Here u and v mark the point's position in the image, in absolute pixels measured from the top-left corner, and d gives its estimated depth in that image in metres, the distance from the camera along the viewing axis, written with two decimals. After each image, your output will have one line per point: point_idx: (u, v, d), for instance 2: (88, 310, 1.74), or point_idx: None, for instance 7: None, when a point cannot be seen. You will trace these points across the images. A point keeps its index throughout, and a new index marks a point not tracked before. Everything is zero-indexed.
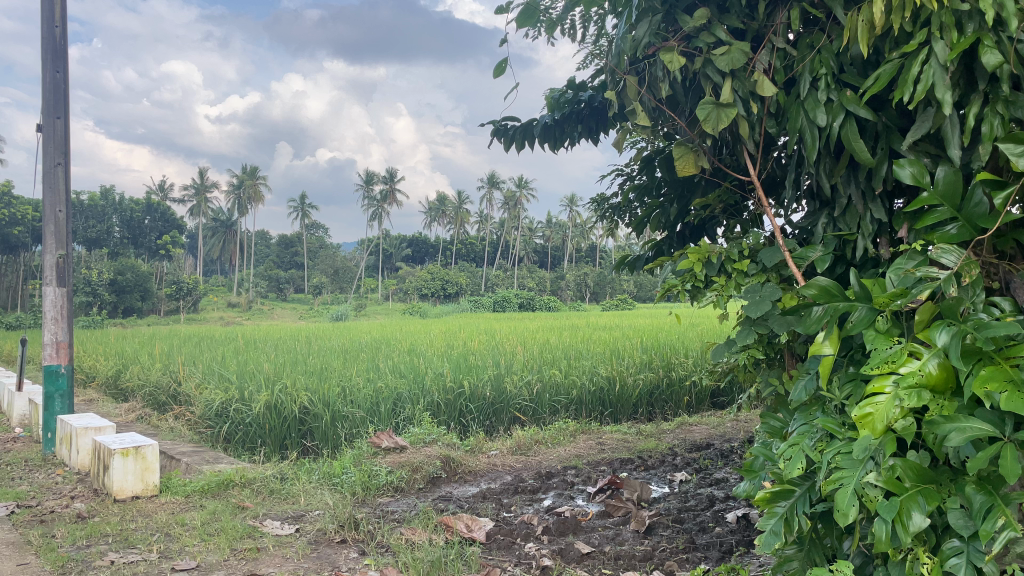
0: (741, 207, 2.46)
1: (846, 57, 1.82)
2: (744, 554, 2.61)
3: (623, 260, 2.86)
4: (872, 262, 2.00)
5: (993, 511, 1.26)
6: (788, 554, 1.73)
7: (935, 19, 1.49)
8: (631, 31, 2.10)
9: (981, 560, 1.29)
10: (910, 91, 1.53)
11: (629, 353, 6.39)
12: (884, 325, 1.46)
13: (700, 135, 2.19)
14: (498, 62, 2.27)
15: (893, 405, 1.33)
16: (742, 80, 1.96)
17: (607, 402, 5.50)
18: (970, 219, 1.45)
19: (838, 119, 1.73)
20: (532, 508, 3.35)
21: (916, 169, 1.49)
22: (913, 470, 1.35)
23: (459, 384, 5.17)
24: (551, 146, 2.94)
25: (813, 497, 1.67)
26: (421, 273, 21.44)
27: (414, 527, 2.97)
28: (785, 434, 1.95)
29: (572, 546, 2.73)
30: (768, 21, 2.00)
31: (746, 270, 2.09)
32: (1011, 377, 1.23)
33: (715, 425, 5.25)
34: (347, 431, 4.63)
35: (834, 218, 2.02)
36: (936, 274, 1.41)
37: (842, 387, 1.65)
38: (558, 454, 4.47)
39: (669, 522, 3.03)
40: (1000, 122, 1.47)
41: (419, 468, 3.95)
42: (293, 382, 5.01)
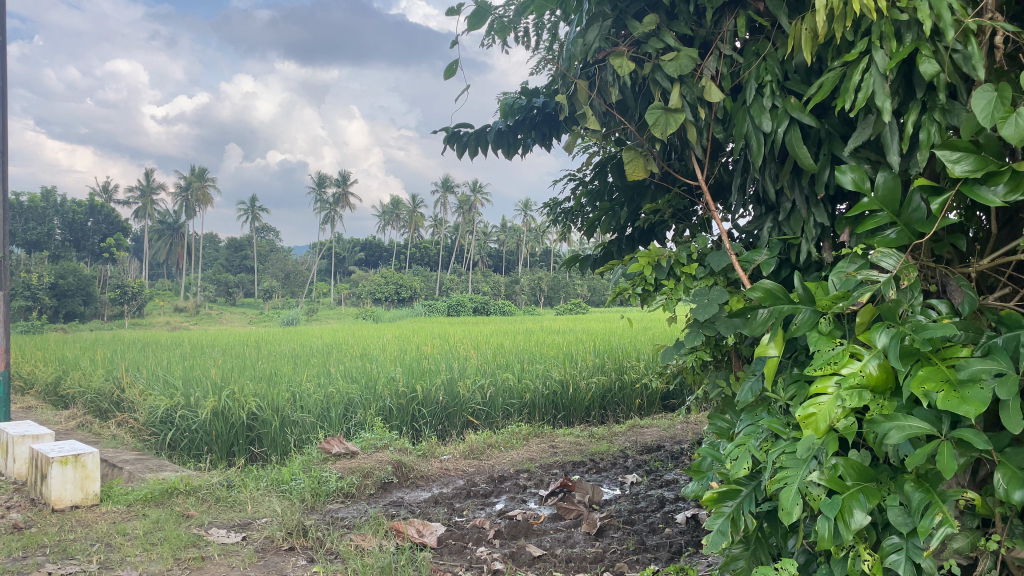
0: (691, 211, 2.50)
1: (790, 64, 1.86)
2: (693, 554, 2.65)
3: (573, 261, 2.89)
4: (816, 266, 2.04)
5: (930, 508, 1.29)
6: (734, 553, 1.76)
7: (875, 29, 1.53)
8: (582, 36, 2.12)
9: (920, 556, 1.32)
10: (851, 99, 1.57)
11: (582, 356, 6.42)
12: (826, 327, 1.50)
13: (649, 140, 2.22)
14: (448, 64, 2.27)
15: (835, 405, 1.36)
16: (690, 86, 1.99)
17: (560, 406, 5.51)
18: (909, 224, 1.49)
19: (783, 125, 1.77)
20: (484, 512, 3.34)
21: (857, 175, 1.52)
22: (855, 469, 1.38)
23: (411, 389, 5.14)
24: (503, 151, 2.94)
25: (759, 497, 1.70)
26: (374, 277, 21.25)
27: (365, 533, 2.94)
28: (731, 434, 1.98)
29: (523, 549, 2.73)
30: (716, 28, 2.03)
31: (695, 273, 2.12)
32: (948, 377, 1.27)
33: (666, 427, 5.31)
34: (297, 436, 4.58)
35: (779, 222, 2.06)
36: (876, 277, 1.45)
37: (787, 387, 1.69)
38: (511, 457, 4.47)
39: (619, 524, 3.05)
40: (937, 129, 1.52)
41: (370, 474, 3.92)
42: (242, 388, 4.92)
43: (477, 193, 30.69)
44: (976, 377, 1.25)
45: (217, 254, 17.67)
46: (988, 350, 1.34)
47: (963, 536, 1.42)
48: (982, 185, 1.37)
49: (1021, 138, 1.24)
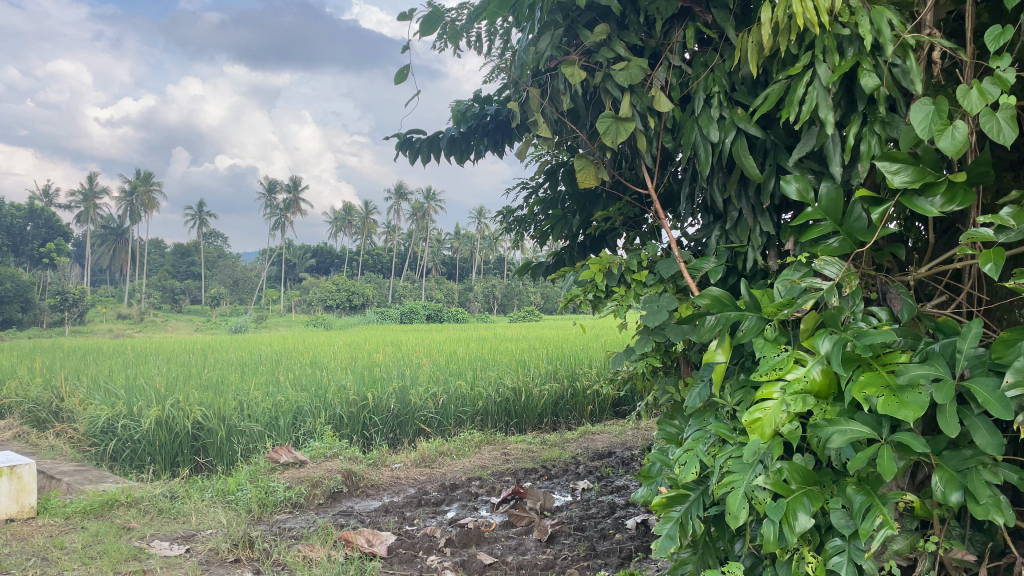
0: (641, 219, 2.52)
1: (737, 76, 1.90)
2: (643, 559, 2.66)
3: (526, 269, 2.90)
4: (762, 274, 2.08)
5: (871, 510, 1.32)
6: (683, 558, 1.78)
7: (819, 42, 1.57)
8: (533, 43, 2.13)
9: (861, 558, 1.35)
10: (795, 111, 1.61)
11: (535, 363, 6.44)
12: (771, 333, 1.53)
13: (600, 148, 2.24)
14: (399, 69, 2.26)
15: (781, 410, 1.39)
16: (640, 95, 2.02)
17: (513, 413, 5.51)
18: (851, 233, 1.53)
19: (730, 135, 1.80)
20: (435, 520, 3.32)
21: (801, 184, 1.55)
22: (799, 473, 1.40)
23: (363, 397, 5.09)
24: (456, 158, 2.93)
25: (707, 501, 1.72)
26: (326, 284, 20.98)
27: (313, 544, 2.90)
28: (680, 440, 2.01)
29: (474, 557, 2.72)
30: (665, 39, 2.06)
31: (645, 280, 2.15)
32: (887, 382, 1.30)
33: (617, 434, 5.34)
34: (244, 445, 4.49)
35: (726, 231, 2.10)
36: (820, 285, 1.48)
37: (734, 393, 1.71)
38: (462, 465, 4.45)
39: (571, 531, 3.06)
40: (877, 141, 1.56)
41: (319, 484, 3.87)
42: (187, 396, 4.80)
43: (430, 200, 30.60)
44: (914, 383, 1.28)
45: (163, 260, 17.26)
46: (925, 356, 1.38)
47: (902, 537, 1.46)
48: (920, 196, 1.41)
49: (957, 150, 1.28)
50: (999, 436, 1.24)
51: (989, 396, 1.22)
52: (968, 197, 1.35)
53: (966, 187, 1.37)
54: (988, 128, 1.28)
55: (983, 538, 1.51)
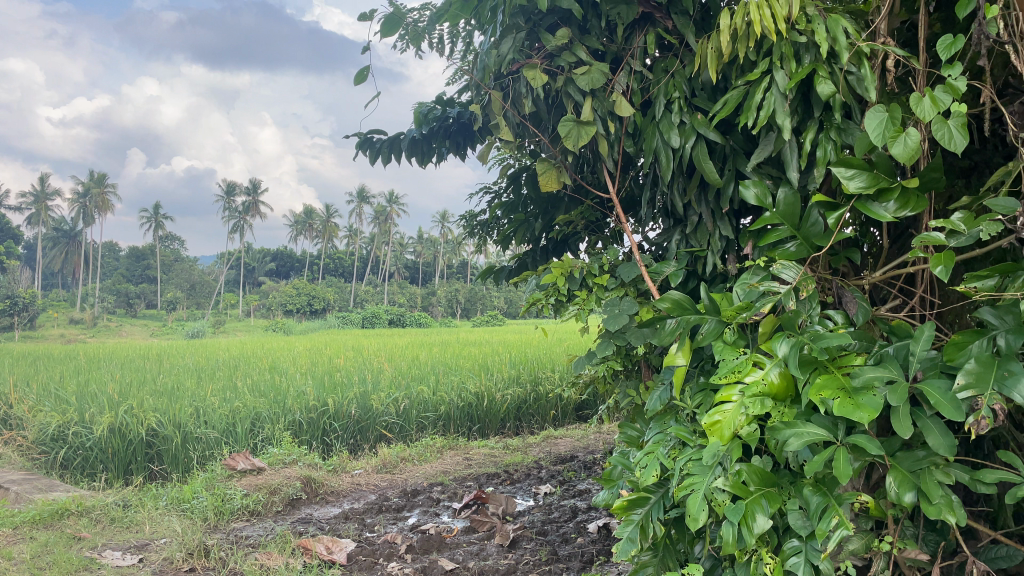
0: (603, 224, 2.54)
1: (697, 82, 1.92)
2: (604, 563, 2.67)
3: (488, 272, 2.89)
4: (721, 278, 2.10)
5: (828, 510, 1.34)
6: (644, 560, 1.79)
7: (776, 49, 1.59)
8: (495, 47, 2.13)
9: (818, 558, 1.37)
10: (753, 117, 1.63)
11: (498, 368, 6.43)
12: (730, 336, 1.55)
13: (562, 152, 2.25)
14: (359, 70, 2.24)
15: (739, 412, 1.39)
16: (602, 100, 2.04)
17: (475, 418, 5.49)
18: (807, 238, 1.55)
19: (690, 140, 1.82)
20: (396, 526, 3.29)
21: (760, 189, 1.57)
22: (757, 475, 1.42)
23: (323, 402, 5.04)
24: (417, 160, 2.91)
25: (667, 503, 1.74)
26: (286, 288, 20.72)
27: (271, 552, 2.85)
28: (640, 443, 2.03)
29: (435, 563, 2.69)
30: (626, 44, 2.07)
31: (606, 284, 2.16)
32: (843, 386, 1.32)
33: (579, 438, 5.35)
34: (200, 452, 4.45)
35: (686, 235, 2.12)
36: (777, 289, 1.50)
37: (694, 396, 1.73)
38: (424, 471, 4.42)
39: (533, 535, 3.06)
40: (833, 147, 1.59)
41: (278, 491, 3.82)
42: (141, 403, 4.70)
43: (393, 204, 30.44)
44: (869, 385, 1.30)
45: None
46: (880, 358, 1.40)
47: (857, 537, 1.48)
48: (874, 201, 1.44)
49: (909, 157, 1.30)
50: (950, 437, 1.26)
51: (941, 398, 1.24)
52: (920, 202, 1.39)
53: (918, 193, 1.40)
54: (939, 135, 1.30)
55: (936, 537, 1.54)
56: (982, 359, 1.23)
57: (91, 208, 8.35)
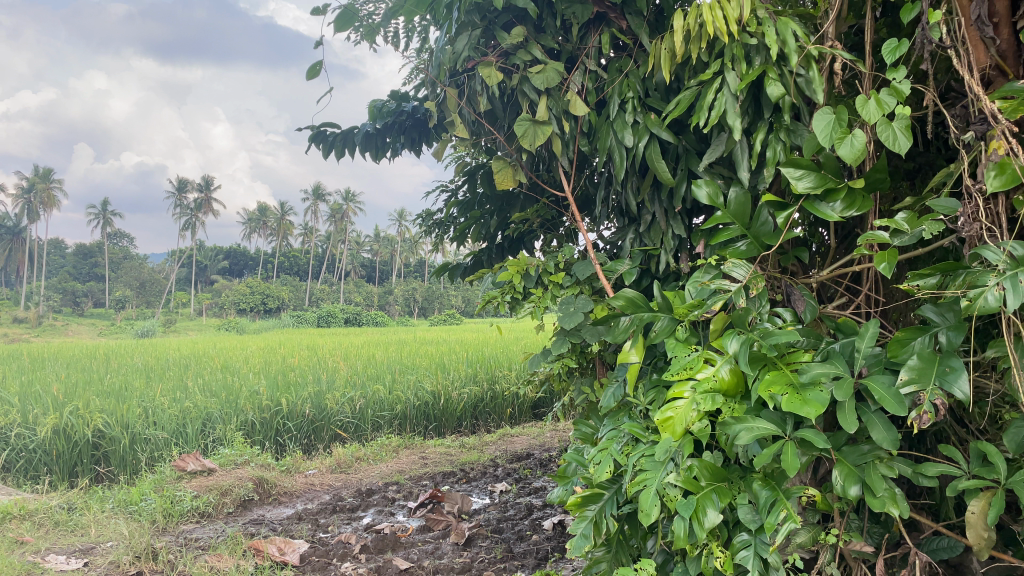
0: (558, 222, 2.56)
1: (651, 82, 1.93)
2: (559, 560, 2.69)
3: (443, 269, 2.86)
4: (674, 276, 2.13)
5: (776, 504, 1.36)
6: (597, 556, 1.80)
7: (728, 51, 1.61)
8: (450, 44, 2.12)
9: (767, 552, 1.39)
10: (705, 117, 1.65)
11: (455, 366, 6.42)
12: (683, 334, 1.57)
13: (518, 150, 2.25)
14: (311, 64, 2.21)
15: (691, 408, 1.41)
16: (557, 99, 2.05)
17: (431, 416, 5.45)
18: (757, 237, 1.58)
19: (643, 140, 1.83)
20: (351, 526, 3.26)
21: (711, 189, 1.58)
22: (708, 470, 1.44)
23: (276, 402, 4.98)
24: (371, 155, 2.89)
25: (620, 499, 1.75)
26: (239, 287, 20.39)
27: (221, 554, 2.80)
28: (594, 440, 2.05)
29: (389, 563, 2.68)
30: (581, 43, 2.08)
31: (562, 282, 2.17)
32: (791, 381, 1.35)
33: (536, 435, 5.37)
34: (148, 454, 4.37)
35: (640, 234, 2.14)
36: (728, 286, 1.52)
37: (647, 393, 1.75)
38: (379, 470, 4.39)
39: (488, 533, 3.06)
40: (782, 148, 1.62)
41: (229, 492, 3.75)
42: (87, 403, 4.59)
43: (349, 202, 30.18)
44: (816, 380, 1.33)
45: None
46: (827, 355, 1.43)
47: (805, 530, 1.51)
48: (822, 201, 1.47)
49: (855, 158, 1.33)
50: (894, 432, 1.29)
51: (885, 393, 1.27)
52: (866, 202, 1.42)
53: (864, 193, 1.43)
54: (884, 137, 1.33)
55: (880, 529, 1.58)
56: (924, 355, 1.26)
57: (36, 204, 8.06)
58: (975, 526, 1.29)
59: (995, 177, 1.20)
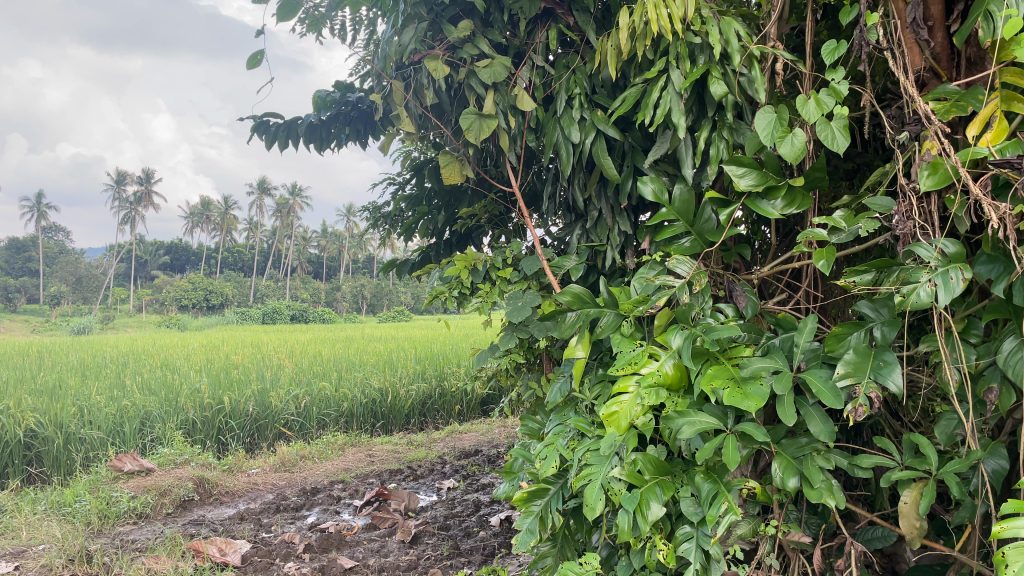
0: (507, 218, 2.57)
1: (598, 79, 1.94)
2: (505, 555, 2.69)
3: (390, 265, 2.84)
4: (621, 273, 2.14)
5: (718, 497, 1.38)
6: (543, 551, 1.81)
7: (673, 49, 1.62)
8: (396, 36, 2.10)
9: (708, 544, 1.41)
10: (650, 114, 1.66)
11: (403, 364, 6.37)
12: (628, 329, 1.58)
13: (465, 144, 2.24)
14: (253, 54, 2.16)
15: (635, 403, 1.42)
16: (504, 94, 2.04)
17: (379, 414, 5.38)
18: (701, 234, 1.61)
19: (590, 136, 1.84)
20: (294, 526, 3.22)
21: (657, 186, 1.60)
22: (652, 464, 1.45)
23: (218, 401, 4.88)
24: (315, 147, 2.84)
25: (565, 494, 1.77)
26: (181, 283, 19.90)
27: (159, 556, 2.73)
28: (540, 435, 2.06)
29: (334, 562, 2.64)
30: (529, 38, 2.08)
31: (509, 277, 2.18)
32: (733, 375, 1.37)
33: (484, 432, 5.36)
34: (84, 454, 4.24)
35: (587, 230, 2.15)
36: (672, 282, 1.53)
37: (592, 387, 1.78)
38: (325, 468, 4.33)
39: (435, 530, 3.05)
40: (725, 146, 1.64)
41: (168, 492, 3.66)
42: (19, 403, 4.44)
43: None
44: (756, 375, 1.35)
45: None
46: (767, 350, 1.46)
47: (745, 522, 1.54)
48: (763, 199, 1.50)
49: (795, 157, 1.36)
50: (830, 424, 1.31)
51: (822, 386, 1.29)
52: (805, 200, 1.45)
53: (803, 192, 1.47)
54: (823, 136, 1.36)
55: (818, 520, 1.61)
56: (859, 350, 1.30)
57: None
58: (908, 516, 1.33)
59: (927, 175, 1.25)
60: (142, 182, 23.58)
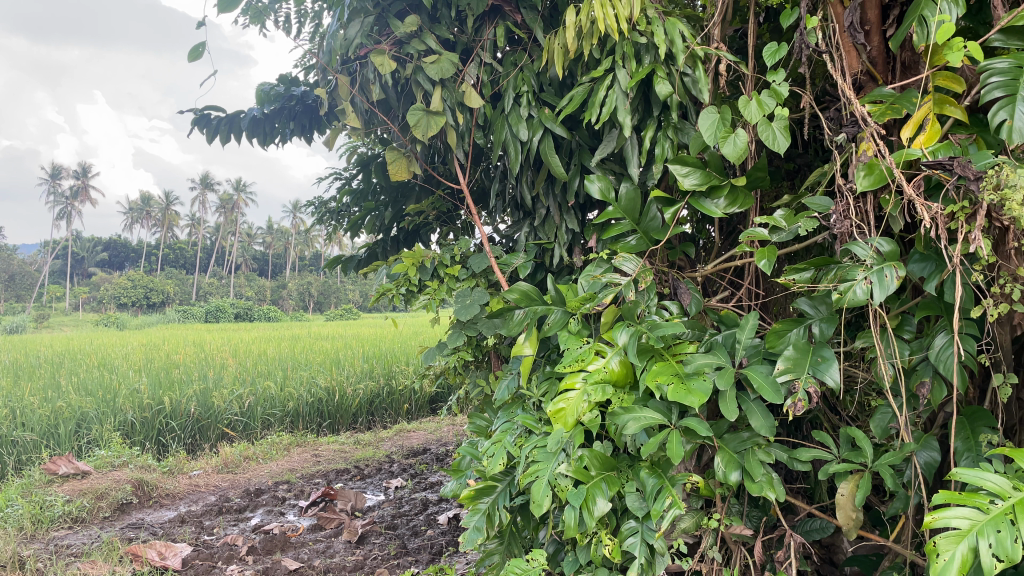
0: (455, 215, 2.57)
1: (545, 77, 1.95)
2: (453, 554, 2.69)
3: (336, 261, 2.77)
4: (568, 271, 2.15)
5: (662, 491, 1.40)
6: (490, 548, 1.82)
7: (619, 49, 1.63)
8: (342, 30, 2.07)
9: (653, 538, 1.43)
10: (596, 113, 1.67)
11: (350, 362, 6.29)
12: (575, 326, 1.60)
13: (412, 140, 2.23)
14: (193, 46, 2.11)
15: (582, 400, 1.42)
16: (451, 90, 2.03)
17: (326, 413, 5.31)
18: (647, 232, 1.63)
19: (537, 134, 1.85)
20: (237, 528, 3.16)
21: (603, 184, 1.61)
22: (598, 460, 1.47)
23: (158, 402, 4.76)
24: (258, 141, 2.79)
25: (512, 491, 1.77)
26: (120, 281, 19.33)
27: (95, 560, 2.66)
28: (488, 433, 2.06)
29: (278, 563, 2.61)
30: (476, 35, 2.07)
31: (458, 275, 2.18)
32: (676, 372, 1.38)
33: (432, 431, 5.34)
34: (15, 457, 4.09)
35: (535, 228, 2.16)
36: (619, 280, 1.55)
37: (540, 384, 1.79)
38: (269, 469, 4.26)
39: (381, 530, 3.03)
40: (670, 145, 1.66)
41: (105, 496, 3.56)
42: None
43: None
44: (700, 371, 1.37)
45: None
46: (710, 346, 1.48)
47: (689, 516, 1.56)
48: (707, 198, 1.52)
49: (738, 156, 1.38)
50: (771, 419, 1.34)
51: (763, 381, 1.31)
52: (747, 199, 1.48)
53: (745, 191, 1.49)
54: (764, 136, 1.39)
55: (758, 513, 1.65)
56: (799, 346, 1.33)
57: None
58: (844, 507, 1.37)
59: (864, 176, 1.28)
60: (79, 176, 22.83)
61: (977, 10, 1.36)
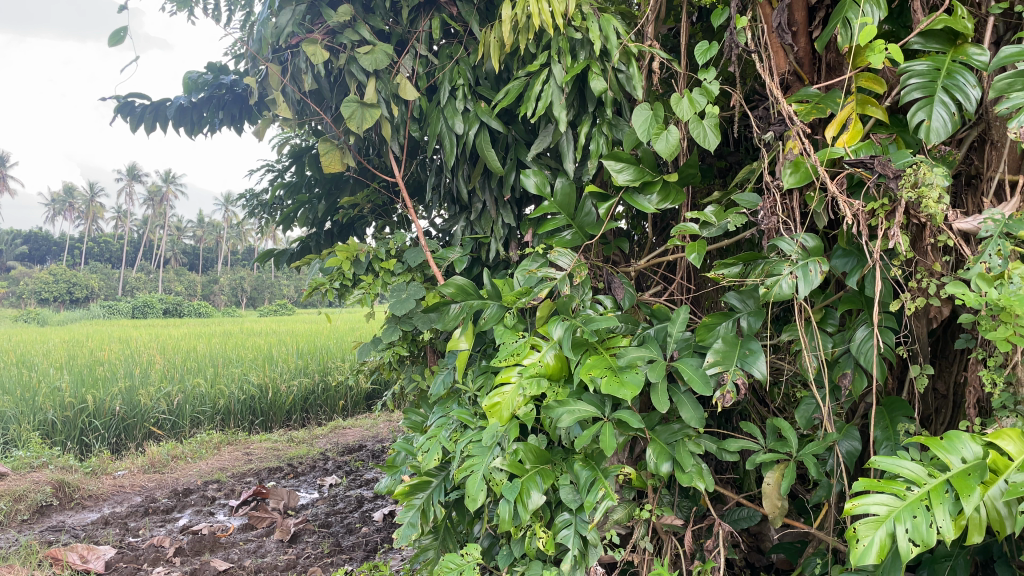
0: (390, 209, 2.55)
1: (481, 71, 1.94)
2: (388, 550, 2.67)
3: (267, 255, 2.68)
4: (504, 265, 2.15)
5: (596, 483, 1.41)
6: (425, 543, 1.81)
7: (554, 44, 1.64)
8: (273, 18, 2.03)
9: (586, 530, 1.44)
10: (532, 107, 1.68)
11: (284, 358, 6.17)
12: (511, 321, 1.60)
13: (346, 132, 2.19)
14: (116, 30, 2.04)
15: (517, 394, 1.42)
16: (386, 82, 2.01)
17: (258, 411, 5.20)
18: (582, 227, 1.64)
19: (473, 128, 1.84)
20: (165, 529, 3.07)
21: (539, 179, 1.61)
22: (533, 453, 1.48)
23: (81, 400, 4.59)
24: (186, 131, 2.70)
25: (447, 486, 1.77)
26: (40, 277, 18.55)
27: (12, 565, 2.56)
28: (423, 427, 2.06)
29: (207, 564, 2.54)
30: (412, 27, 2.05)
31: (393, 269, 2.16)
32: (610, 365, 1.40)
33: (368, 427, 5.28)
34: None
35: (471, 222, 2.16)
36: (554, 274, 1.56)
37: (476, 379, 1.79)
38: (198, 468, 4.15)
39: (315, 528, 2.98)
40: (605, 141, 1.67)
41: (23, 498, 3.42)
42: None
43: None
44: (632, 363, 1.39)
45: None
46: (642, 340, 1.51)
47: (621, 507, 1.58)
48: (640, 193, 1.54)
49: (670, 153, 1.40)
50: (701, 410, 1.37)
51: (693, 374, 1.34)
52: (679, 195, 1.51)
53: (677, 187, 1.53)
54: (695, 133, 1.41)
55: (689, 503, 1.67)
56: (728, 338, 1.36)
57: None
58: (770, 496, 1.41)
59: (790, 173, 1.31)
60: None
61: (898, 14, 1.41)
